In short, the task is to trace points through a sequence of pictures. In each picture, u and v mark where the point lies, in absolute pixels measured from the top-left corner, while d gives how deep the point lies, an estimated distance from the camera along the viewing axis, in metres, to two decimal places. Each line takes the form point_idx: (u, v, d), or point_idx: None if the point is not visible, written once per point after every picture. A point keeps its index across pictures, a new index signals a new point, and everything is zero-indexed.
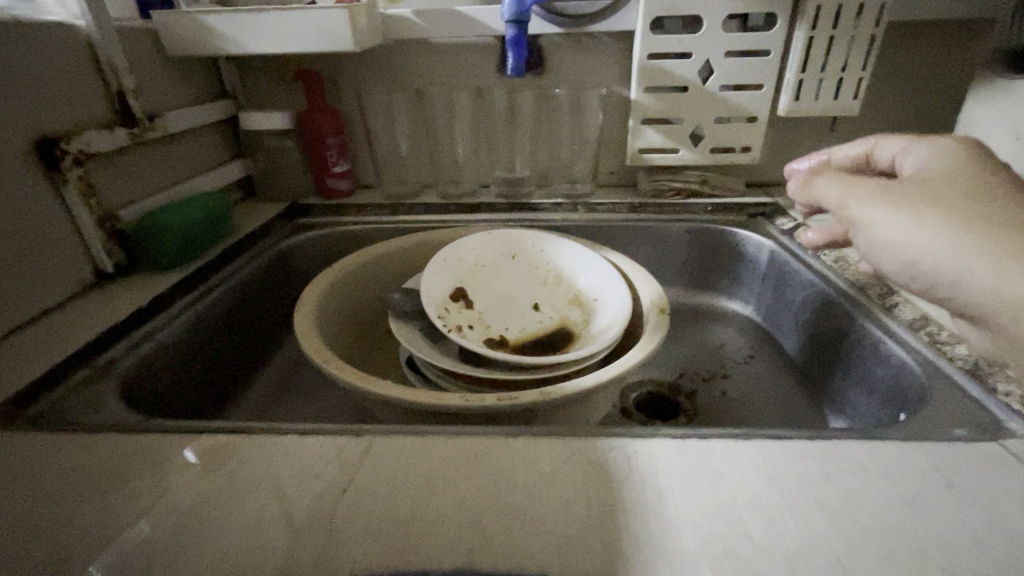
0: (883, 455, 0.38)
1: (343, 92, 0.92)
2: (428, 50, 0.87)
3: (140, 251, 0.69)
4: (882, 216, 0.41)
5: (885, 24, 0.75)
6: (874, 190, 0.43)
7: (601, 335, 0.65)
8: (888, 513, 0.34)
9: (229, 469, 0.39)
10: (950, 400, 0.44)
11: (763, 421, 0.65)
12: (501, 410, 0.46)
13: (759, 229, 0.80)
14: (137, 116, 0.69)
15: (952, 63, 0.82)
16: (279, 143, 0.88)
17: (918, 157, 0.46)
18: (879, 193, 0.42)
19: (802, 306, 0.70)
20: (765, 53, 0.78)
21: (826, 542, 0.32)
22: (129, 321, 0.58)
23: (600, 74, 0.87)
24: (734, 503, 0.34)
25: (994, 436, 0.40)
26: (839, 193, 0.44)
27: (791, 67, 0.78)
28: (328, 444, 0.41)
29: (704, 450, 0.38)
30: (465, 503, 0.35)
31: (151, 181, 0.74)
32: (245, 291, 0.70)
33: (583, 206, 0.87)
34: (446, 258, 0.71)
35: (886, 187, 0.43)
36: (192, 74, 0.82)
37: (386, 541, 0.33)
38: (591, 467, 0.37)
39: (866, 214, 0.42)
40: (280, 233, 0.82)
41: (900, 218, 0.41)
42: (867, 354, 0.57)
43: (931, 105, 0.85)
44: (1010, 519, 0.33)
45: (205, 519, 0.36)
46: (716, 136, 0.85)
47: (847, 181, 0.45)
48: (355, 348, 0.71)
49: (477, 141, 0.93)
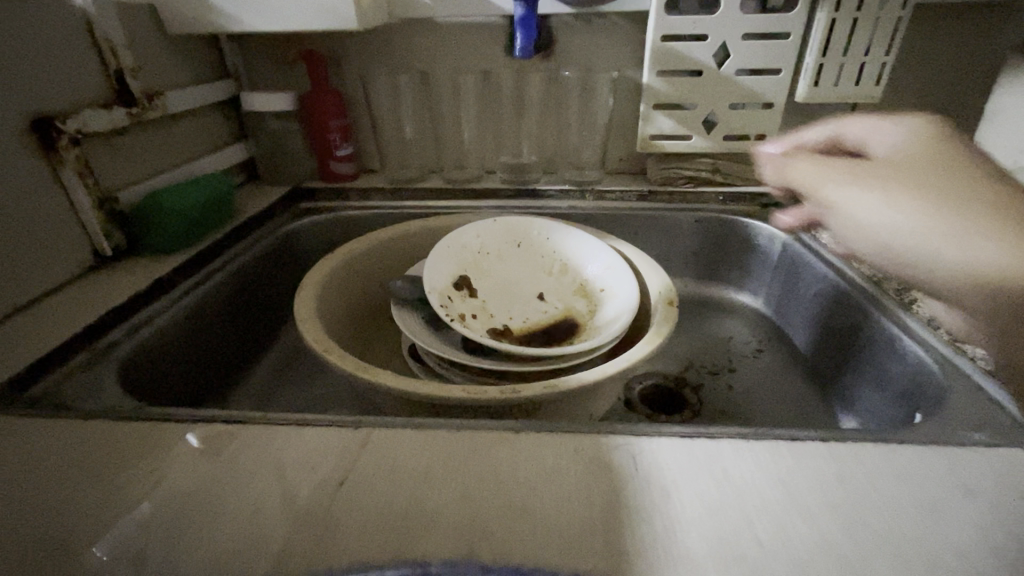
0: (898, 459, 0.36)
1: (347, 74, 0.89)
2: (435, 31, 0.85)
3: (140, 234, 0.68)
4: (859, 200, 0.36)
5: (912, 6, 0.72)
6: (846, 170, 0.39)
7: (607, 326, 0.63)
8: (903, 519, 0.32)
9: (223, 459, 0.39)
10: (969, 401, 0.43)
11: (770, 416, 0.64)
12: (503, 402, 0.45)
13: (773, 220, 0.78)
14: (135, 95, 0.68)
15: (980, 49, 0.79)
16: (281, 125, 0.87)
17: (886, 137, 0.41)
18: (852, 171, 0.38)
19: (815, 299, 0.68)
20: (785, 36, 0.75)
21: (838, 548, 0.30)
22: (129, 304, 0.58)
23: (611, 57, 0.84)
24: (742, 505, 0.33)
25: (1016, 441, 0.38)
26: (811, 175, 0.41)
27: (811, 51, 0.75)
28: (325, 435, 0.40)
29: (713, 449, 0.37)
30: (464, 498, 0.34)
31: (152, 162, 0.73)
32: (246, 276, 0.69)
33: (591, 193, 0.85)
34: (450, 245, 0.70)
35: (858, 167, 0.38)
36: (193, 52, 0.80)
37: (382, 535, 0.32)
38: (594, 464, 0.36)
39: (838, 194, 0.38)
40: (282, 217, 0.81)
41: (875, 201, 0.35)
42: (882, 351, 0.55)
43: (956, 95, 0.82)
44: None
45: (200, 508, 0.35)
46: (730, 123, 0.82)
47: (821, 161, 0.41)
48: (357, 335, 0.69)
49: (484, 126, 0.91)
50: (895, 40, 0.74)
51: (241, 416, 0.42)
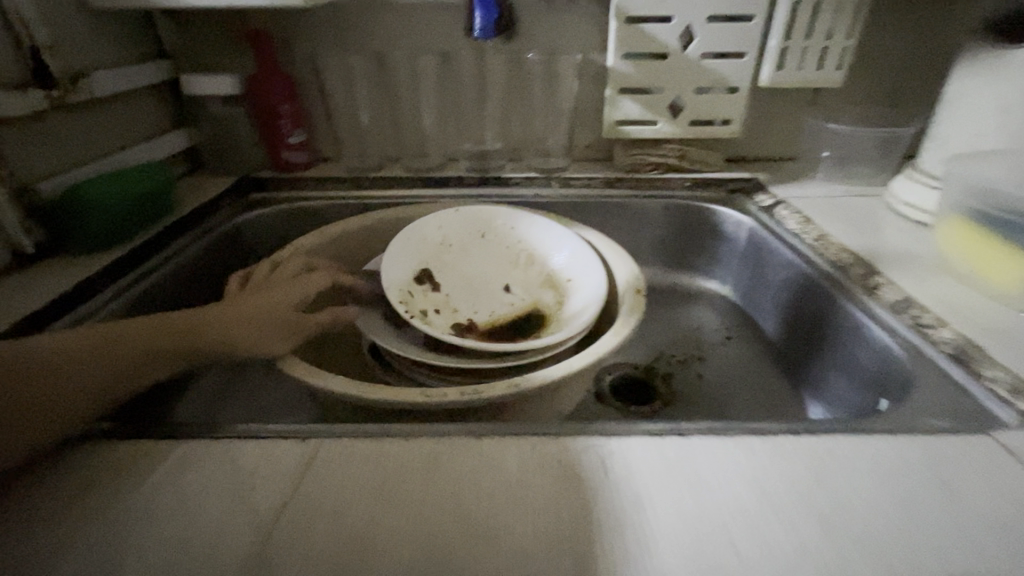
0: (877, 454, 0.35)
1: (296, 55, 0.84)
2: (389, 8, 0.81)
3: (62, 228, 0.61)
4: None
5: (856, 37, 0.77)
6: None
7: (574, 318, 0.61)
8: (881, 519, 0.31)
9: (153, 479, 0.35)
10: (936, 388, 0.42)
11: (741, 406, 0.64)
12: (466, 405, 0.43)
13: (739, 206, 0.77)
14: (55, 77, 0.62)
15: (929, 40, 0.80)
16: (226, 110, 0.80)
17: None
18: None
19: (783, 286, 0.68)
20: (741, 55, 0.78)
21: (817, 552, 0.29)
22: (52, 309, 0.52)
23: (576, 40, 0.82)
24: (717, 511, 0.31)
25: (982, 427, 0.38)
26: None
27: (765, 68, 0.78)
28: (268, 450, 0.36)
29: (684, 450, 0.35)
30: (421, 519, 0.31)
31: (73, 151, 0.66)
32: (187, 274, 0.64)
33: (558, 180, 0.83)
34: (410, 238, 0.66)
35: None
36: (122, 29, 0.73)
37: (331, 565, 0.29)
38: (563, 472, 0.33)
39: None
40: (228, 209, 0.75)
41: None
42: (850, 336, 0.55)
43: (910, 81, 0.84)
44: (1017, 527, 0.31)
45: (118, 540, 0.31)
46: (696, 109, 0.82)
47: None
48: (326, 333, 0.63)
49: (445, 112, 0.87)
50: (829, 58, 0.78)
51: (175, 428, 0.38)
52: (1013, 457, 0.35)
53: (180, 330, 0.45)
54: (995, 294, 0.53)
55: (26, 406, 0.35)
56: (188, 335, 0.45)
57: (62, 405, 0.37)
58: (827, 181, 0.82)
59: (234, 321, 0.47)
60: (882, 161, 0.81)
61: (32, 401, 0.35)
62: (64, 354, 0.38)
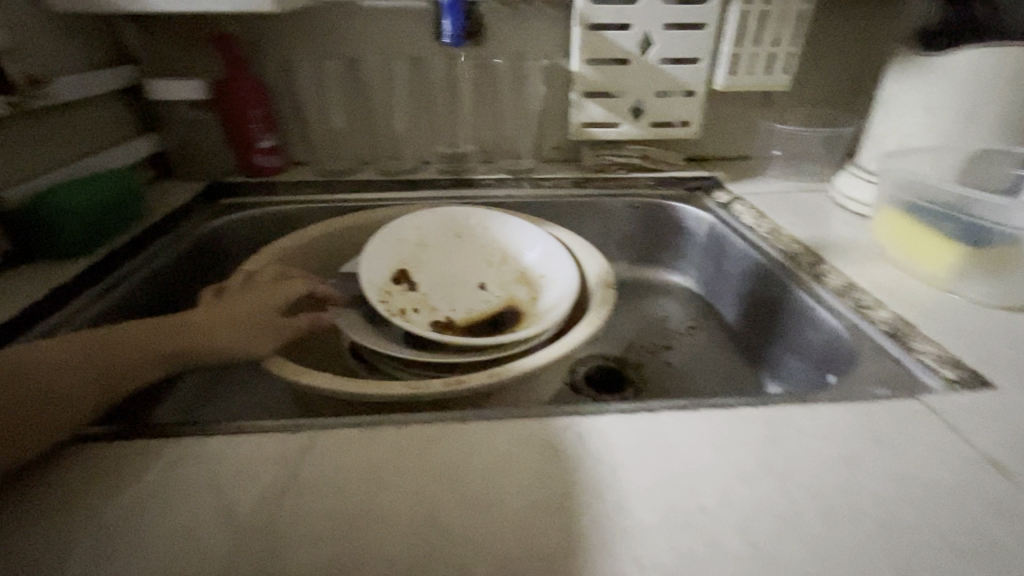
0: (824, 419, 0.39)
1: (265, 60, 0.84)
2: (358, 14, 0.82)
3: (28, 237, 0.60)
4: None
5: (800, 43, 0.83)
6: None
7: (548, 312, 0.64)
8: (827, 474, 0.35)
9: (151, 475, 0.36)
10: (876, 362, 0.47)
11: (705, 390, 0.68)
12: (449, 395, 0.45)
13: (699, 203, 0.81)
14: (15, 82, 0.60)
15: (864, 48, 0.87)
16: (194, 115, 0.80)
17: None
18: None
19: (740, 277, 0.72)
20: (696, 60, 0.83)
21: (772, 504, 0.33)
22: (23, 318, 0.51)
23: (542, 45, 0.85)
24: (685, 473, 0.35)
25: (914, 393, 0.43)
26: None
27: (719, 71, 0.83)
28: (263, 444, 0.37)
29: (654, 424, 0.39)
30: (416, 496, 0.33)
31: (38, 159, 0.65)
32: (161, 281, 0.64)
33: (528, 181, 0.86)
34: (387, 239, 0.68)
35: None
36: (84, 35, 0.73)
37: (332, 544, 0.31)
38: (546, 448, 0.36)
39: None
40: (200, 215, 0.75)
41: None
42: (801, 320, 0.59)
43: (851, 85, 0.91)
44: (944, 478, 0.35)
45: (123, 533, 0.32)
46: (656, 111, 0.86)
47: None
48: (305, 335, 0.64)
49: (416, 115, 0.89)
50: (777, 63, 0.83)
51: (167, 429, 0.39)
52: (938, 416, 0.40)
53: (165, 336, 0.45)
54: (924, 277, 0.59)
55: (17, 413, 0.35)
56: (172, 339, 0.45)
57: (51, 411, 0.37)
58: (778, 178, 0.88)
59: (218, 325, 0.48)
60: (828, 158, 0.87)
61: (22, 407, 0.35)
62: (48, 362, 0.39)
